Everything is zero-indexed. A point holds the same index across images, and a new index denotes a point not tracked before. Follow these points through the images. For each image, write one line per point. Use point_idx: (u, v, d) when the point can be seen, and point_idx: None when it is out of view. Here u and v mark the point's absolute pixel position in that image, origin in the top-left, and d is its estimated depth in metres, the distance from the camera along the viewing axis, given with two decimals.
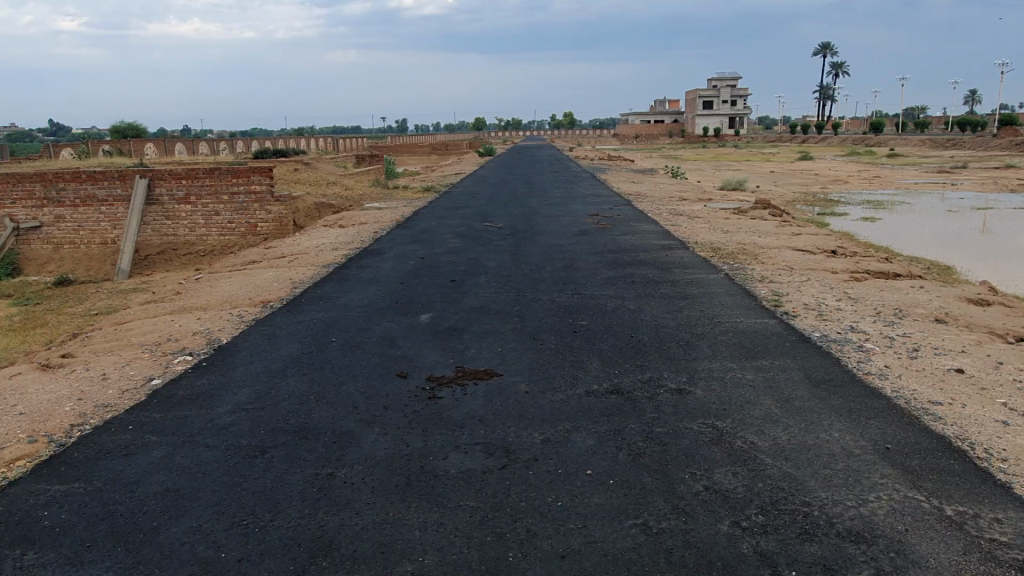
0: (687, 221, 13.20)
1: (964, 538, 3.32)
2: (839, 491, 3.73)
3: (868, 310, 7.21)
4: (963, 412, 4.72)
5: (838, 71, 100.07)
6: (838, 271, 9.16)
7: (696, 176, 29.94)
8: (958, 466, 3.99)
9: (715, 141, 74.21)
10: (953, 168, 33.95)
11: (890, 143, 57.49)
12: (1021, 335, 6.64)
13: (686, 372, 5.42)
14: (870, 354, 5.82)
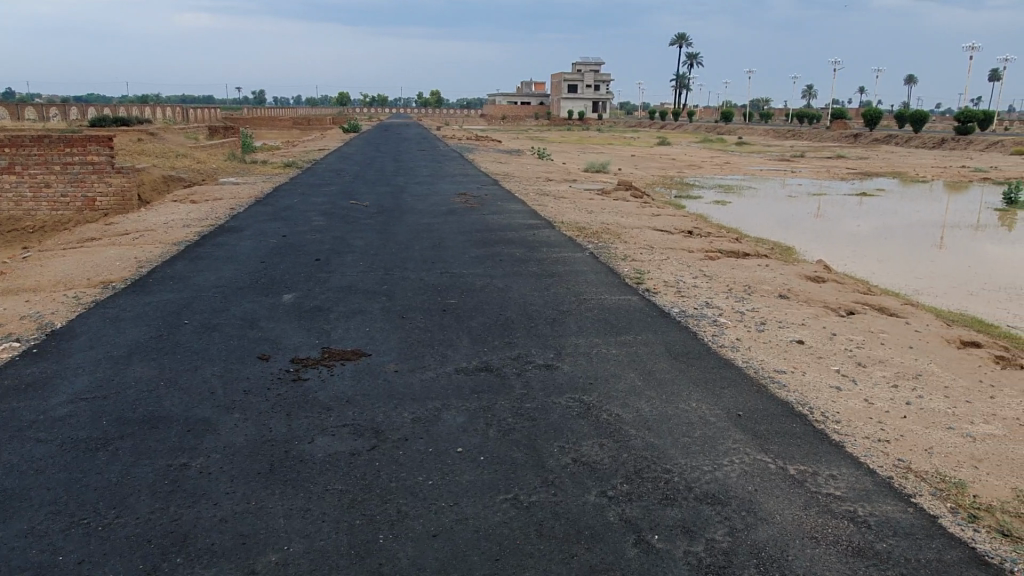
0: (554, 201, 13.47)
1: (804, 495, 3.61)
2: (696, 458, 3.94)
3: (720, 287, 7.67)
4: (803, 379, 5.13)
5: (692, 61, 105.40)
6: (694, 250, 9.67)
7: (561, 157, 30.65)
8: (800, 429, 4.33)
9: (579, 124, 76.24)
10: (791, 157, 36.81)
11: (737, 132, 61.40)
12: (852, 309, 7.30)
13: (554, 348, 5.53)
14: (723, 328, 6.19)
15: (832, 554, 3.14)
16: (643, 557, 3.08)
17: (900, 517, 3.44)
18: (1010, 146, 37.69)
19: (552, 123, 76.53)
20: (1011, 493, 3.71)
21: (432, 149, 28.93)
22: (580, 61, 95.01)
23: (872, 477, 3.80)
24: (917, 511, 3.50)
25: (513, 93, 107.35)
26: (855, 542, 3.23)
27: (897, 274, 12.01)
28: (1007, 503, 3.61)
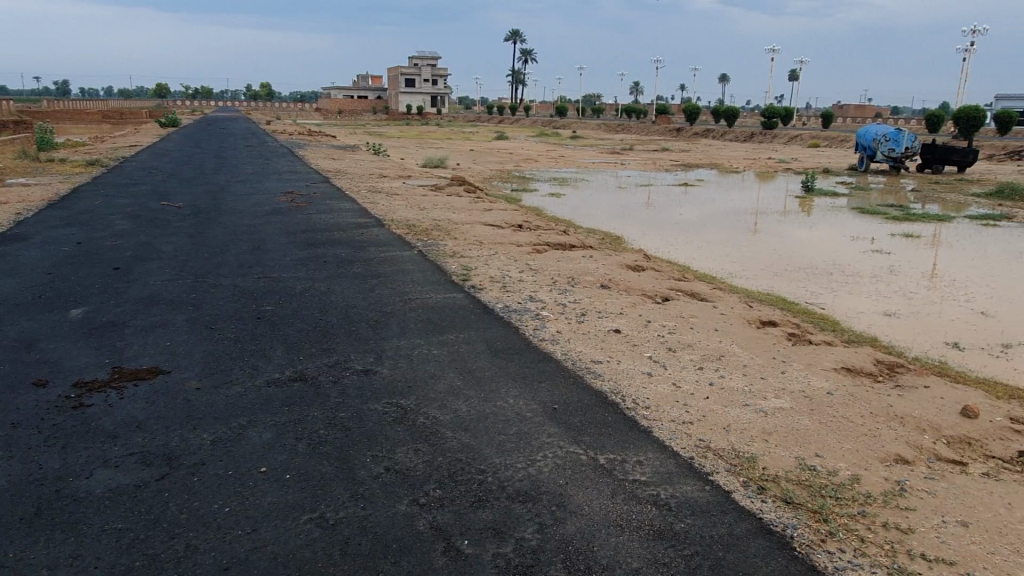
0: (385, 199, 13.19)
1: (612, 483, 3.70)
2: (510, 455, 3.94)
3: (545, 280, 7.81)
4: (617, 367, 5.31)
5: (527, 57, 107.85)
6: (522, 244, 9.81)
7: (399, 153, 30.23)
8: (611, 417, 4.47)
9: (418, 119, 75.75)
10: (621, 150, 38.65)
11: (572, 126, 63.66)
12: (666, 296, 7.70)
13: (374, 352, 5.36)
14: (544, 321, 6.29)
15: (635, 540, 3.23)
16: (451, 565, 3.01)
17: (697, 496, 3.61)
18: (808, 139, 41.86)
19: (391, 118, 75.53)
20: (794, 461, 4.03)
21: (260, 145, 27.48)
22: (417, 56, 94.44)
23: (675, 459, 3.98)
24: (714, 488, 3.70)
25: (350, 87, 104.69)
26: (656, 525, 3.35)
27: (712, 259, 12.88)
28: (790, 472, 3.91)
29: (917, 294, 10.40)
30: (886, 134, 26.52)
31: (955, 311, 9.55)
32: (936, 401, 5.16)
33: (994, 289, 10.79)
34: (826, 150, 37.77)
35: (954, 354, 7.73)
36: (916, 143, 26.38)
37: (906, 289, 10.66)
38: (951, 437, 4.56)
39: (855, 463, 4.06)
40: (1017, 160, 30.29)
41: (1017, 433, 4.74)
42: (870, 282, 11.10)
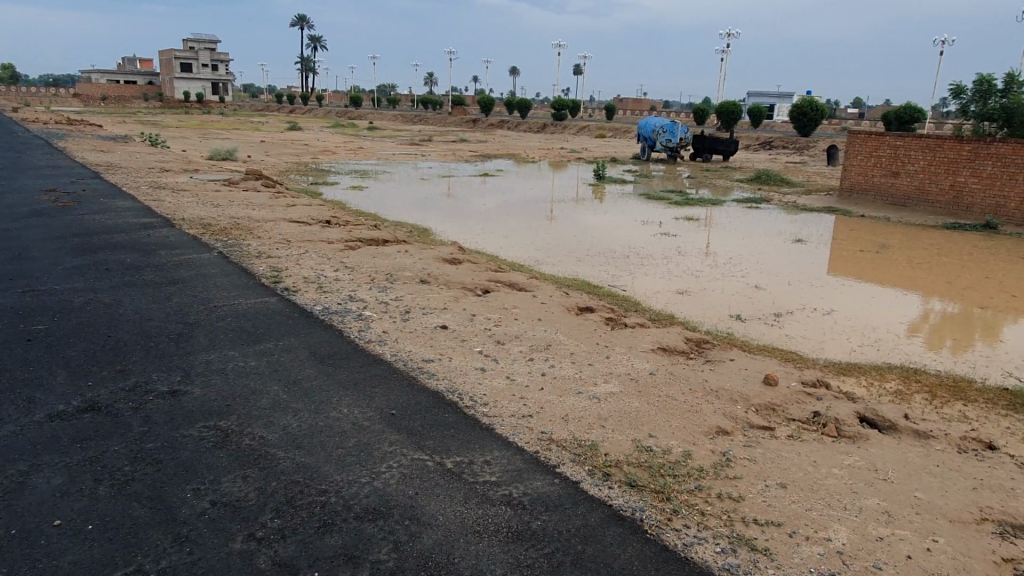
0: (171, 195, 11.98)
1: (463, 488, 3.58)
2: (352, 471, 3.67)
3: (362, 278, 7.49)
4: (450, 365, 5.20)
5: (315, 44, 103.85)
6: (333, 241, 9.37)
7: (179, 145, 27.74)
8: (451, 418, 4.34)
9: (197, 107, 70.08)
10: (420, 141, 38.51)
11: (367, 117, 62.40)
12: (486, 288, 7.71)
13: (181, 370, 4.77)
14: (368, 322, 6.01)
15: (494, 545, 3.14)
16: None
17: (549, 491, 3.61)
18: (594, 130, 44.44)
19: (165, 106, 69.17)
20: (631, 444, 4.18)
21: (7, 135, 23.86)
22: (193, 39, 87.31)
23: (521, 455, 3.96)
24: (563, 481, 3.72)
25: (115, 70, 94.36)
26: (513, 527, 3.29)
27: (519, 247, 13.18)
28: (630, 455, 4.04)
29: (703, 272, 11.37)
30: (663, 125, 28.83)
31: (736, 286, 10.56)
32: (741, 372, 5.63)
33: (763, 264, 12.10)
34: (611, 141, 40.37)
35: (741, 326, 8.53)
36: (688, 134, 28.95)
37: (693, 268, 11.61)
38: (759, 405, 5.00)
39: (685, 440, 4.30)
40: (768, 149, 34.38)
41: (809, 396, 5.30)
42: (662, 263, 11.95)
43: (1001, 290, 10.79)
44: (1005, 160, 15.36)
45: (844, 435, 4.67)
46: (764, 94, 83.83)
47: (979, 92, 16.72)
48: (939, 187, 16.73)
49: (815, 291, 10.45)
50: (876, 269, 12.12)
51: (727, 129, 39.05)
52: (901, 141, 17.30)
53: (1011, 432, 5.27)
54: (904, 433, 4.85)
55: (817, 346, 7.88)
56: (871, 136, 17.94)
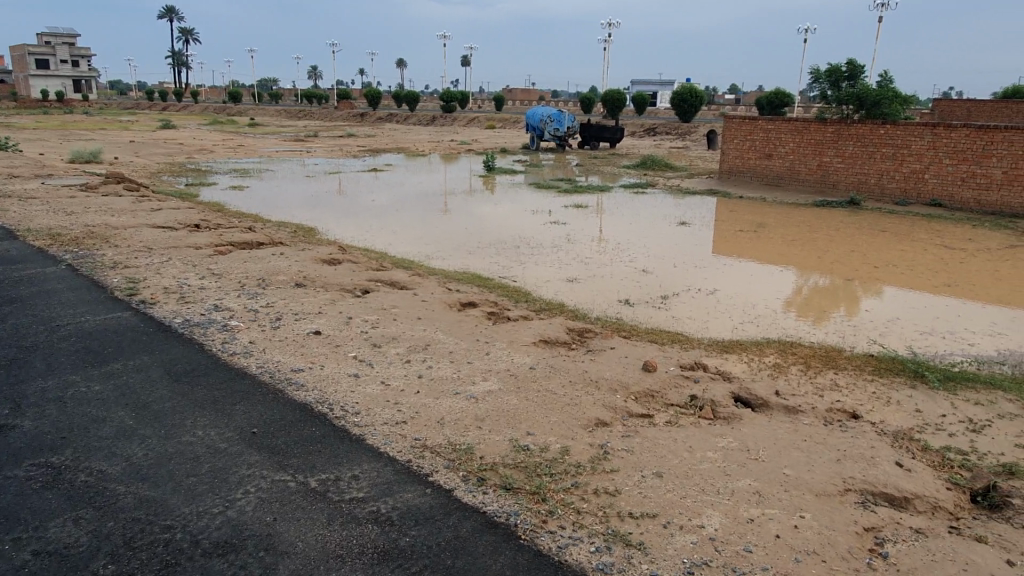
0: (18, 204, 10.95)
1: (327, 508, 3.35)
2: (203, 501, 3.36)
3: (231, 284, 7.05)
4: (321, 373, 4.92)
5: (188, 36, 98.54)
6: (201, 246, 8.80)
7: (35, 148, 25.58)
8: (318, 432, 4.08)
9: (58, 106, 65.03)
10: (305, 137, 37.21)
11: (249, 113, 59.77)
12: (366, 288, 7.42)
13: (11, 401, 4.28)
14: (234, 332, 5.63)
15: (358, 569, 2.94)
16: None
17: (419, 503, 3.43)
18: (484, 121, 44.41)
19: (21, 106, 63.77)
20: (507, 444, 4.06)
21: None
22: (50, 33, 80.95)
23: (392, 466, 3.77)
24: (435, 490, 3.55)
25: None
26: (379, 546, 3.09)
27: (408, 242, 12.87)
28: (507, 457, 3.92)
29: (591, 259, 11.44)
30: (550, 115, 29.08)
31: (623, 271, 10.68)
32: (621, 360, 5.63)
33: (649, 248, 12.32)
34: (501, 131, 40.39)
35: (628, 310, 8.62)
36: (575, 123, 29.29)
37: (581, 256, 11.67)
38: (638, 393, 5.01)
39: (562, 435, 4.23)
40: (653, 135, 35.30)
41: (686, 379, 5.37)
42: (552, 252, 11.96)
43: (866, 262, 11.43)
44: (864, 140, 16.39)
45: (719, 417, 4.74)
46: (648, 82, 86.38)
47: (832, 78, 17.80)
48: (808, 167, 17.65)
49: (697, 272, 10.71)
50: (754, 247, 12.59)
51: (614, 117, 39.83)
52: (772, 124, 18.12)
53: (877, 397, 5.51)
54: (776, 410, 4.98)
55: (701, 326, 8.05)
56: (745, 120, 18.68)
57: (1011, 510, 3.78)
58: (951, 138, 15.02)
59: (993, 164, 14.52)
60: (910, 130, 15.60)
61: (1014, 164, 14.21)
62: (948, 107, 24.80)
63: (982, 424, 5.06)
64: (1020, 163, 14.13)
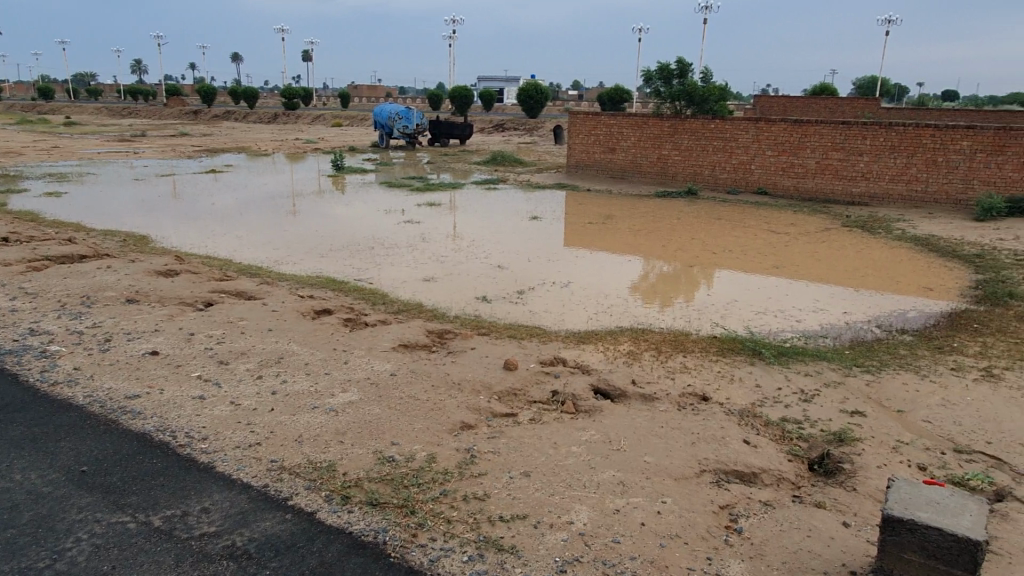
0: None
1: (175, 548, 3.07)
2: (25, 556, 2.97)
3: (50, 304, 6.33)
4: (160, 398, 4.51)
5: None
6: (11, 263, 7.85)
7: None
8: (160, 464, 3.73)
9: None
10: (129, 137, 34.34)
11: (63, 112, 54.38)
12: (208, 300, 6.93)
13: None
14: (55, 359, 5.04)
15: None
16: None
17: (279, 531, 3.23)
18: (330, 118, 43.15)
19: None
20: (371, 457, 3.92)
21: None
22: None
23: (246, 494, 3.51)
24: (296, 515, 3.35)
25: None
26: None
27: (253, 247, 12.19)
28: (371, 471, 3.77)
29: (447, 257, 11.38)
30: (398, 112, 28.68)
31: (479, 267, 10.69)
32: (483, 360, 5.61)
33: (504, 244, 12.43)
34: (348, 129, 39.36)
35: (486, 307, 8.64)
36: (423, 120, 29.08)
37: (437, 254, 11.58)
38: (501, 392, 5.02)
39: (428, 442, 4.14)
40: (501, 131, 35.78)
41: (547, 375, 5.44)
42: (407, 252, 11.76)
43: (704, 248, 12.17)
44: (698, 134, 17.46)
45: (581, 411, 4.85)
46: (494, 79, 87.59)
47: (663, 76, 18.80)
48: (648, 160, 18.53)
49: (552, 266, 10.94)
50: (604, 239, 13.04)
51: (462, 114, 39.98)
52: (613, 120, 18.83)
53: (720, 376, 5.85)
54: (633, 399, 5.16)
55: (557, 319, 8.21)
56: (588, 116, 19.24)
57: (843, 475, 4.13)
58: (772, 132, 16.37)
59: (807, 155, 16.03)
60: (737, 125, 16.78)
61: (825, 155, 15.77)
62: (766, 103, 26.99)
63: (812, 394, 5.52)
64: (829, 154, 15.71)
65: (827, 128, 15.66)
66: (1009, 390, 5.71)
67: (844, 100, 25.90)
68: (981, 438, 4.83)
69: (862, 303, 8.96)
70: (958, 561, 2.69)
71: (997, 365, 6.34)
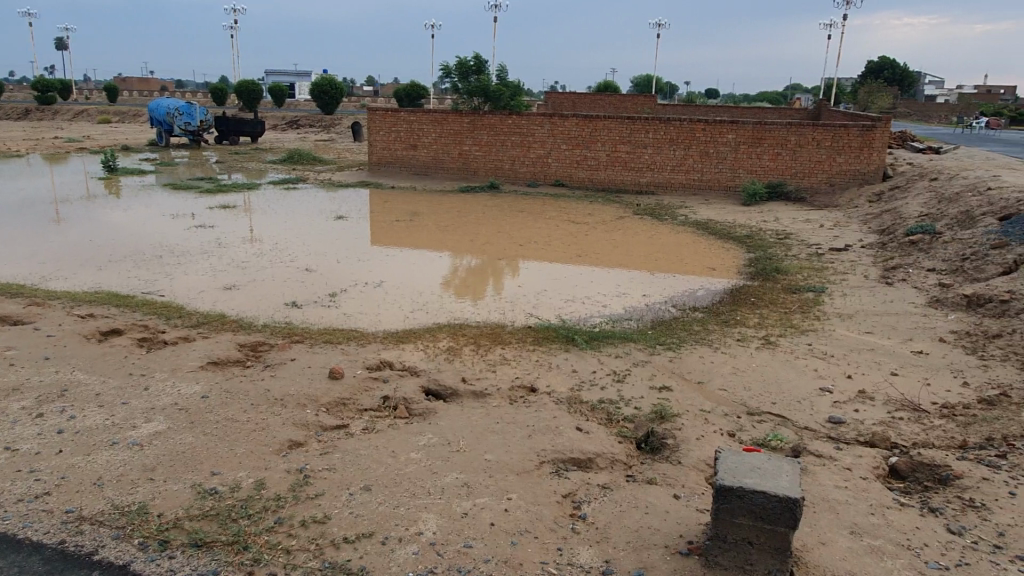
0: None
1: None
2: None
3: None
4: None
5: None
6: None
7: None
8: None
9: None
10: None
11: None
12: None
13: None
14: None
15: None
16: None
17: None
18: (96, 114, 38.75)
19: None
20: (190, 493, 3.55)
21: None
22: None
23: (40, 556, 3.10)
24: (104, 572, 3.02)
25: None
26: None
27: (11, 262, 10.58)
28: (191, 508, 3.41)
29: (248, 262, 10.64)
30: (178, 107, 26.36)
31: (285, 272, 10.11)
32: (304, 371, 5.30)
33: (309, 246, 11.86)
34: (118, 126, 35.58)
35: (297, 312, 8.18)
36: (207, 116, 27.04)
37: (236, 260, 10.79)
38: (328, 404, 4.77)
39: (253, 468, 3.82)
40: (295, 128, 34.26)
41: (376, 380, 5.25)
42: (201, 259, 10.83)
43: (511, 240, 12.46)
44: (497, 130, 17.85)
45: (415, 414, 4.74)
46: (282, 72, 83.79)
47: (462, 71, 18.79)
48: (450, 156, 18.58)
49: (362, 266, 10.61)
50: (412, 236, 12.90)
51: (250, 109, 37.76)
52: (412, 116, 18.57)
53: (541, 363, 5.99)
54: (465, 397, 5.13)
55: (374, 319, 7.98)
56: (387, 112, 18.86)
57: (668, 450, 4.41)
58: (565, 127, 17.13)
59: (598, 148, 17.01)
60: (533, 120, 17.37)
61: (614, 148, 16.83)
62: (557, 98, 28.24)
63: (624, 373, 5.84)
64: (618, 147, 16.78)
65: (614, 122, 16.69)
66: (786, 354, 6.42)
67: (625, 98, 27.84)
68: (771, 400, 5.38)
69: (658, 285, 9.65)
70: (781, 519, 2.93)
71: (773, 333, 7.12)
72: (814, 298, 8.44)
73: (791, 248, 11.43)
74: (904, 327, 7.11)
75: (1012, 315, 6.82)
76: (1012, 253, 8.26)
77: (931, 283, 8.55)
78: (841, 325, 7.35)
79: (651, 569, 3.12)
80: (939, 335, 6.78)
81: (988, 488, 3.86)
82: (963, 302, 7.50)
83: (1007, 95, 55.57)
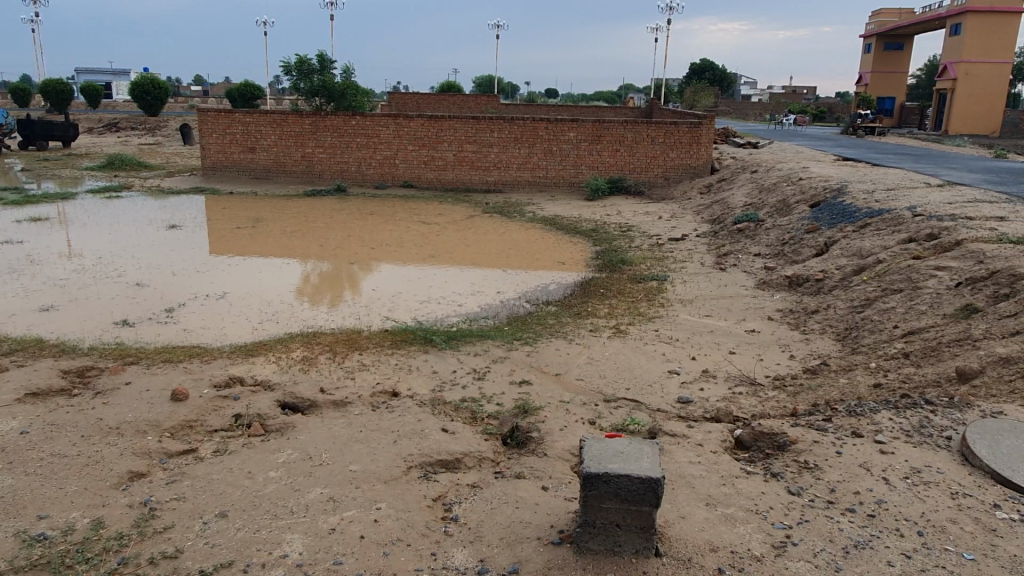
0: None
1: None
2: None
3: None
4: None
5: None
6: None
7: None
8: None
9: None
10: None
11: None
12: None
13: None
14: None
15: None
16: None
17: None
18: None
19: None
20: (12, 541, 3.16)
21: None
22: None
23: None
24: None
25: None
26: None
27: None
28: (15, 559, 3.03)
29: (67, 280, 9.62)
30: None
31: (112, 288, 9.25)
32: (142, 395, 4.87)
33: (139, 259, 10.92)
34: None
35: (129, 331, 7.52)
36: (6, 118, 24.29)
37: (53, 278, 9.74)
38: (173, 428, 4.42)
39: (89, 506, 3.46)
40: (115, 131, 31.52)
41: (225, 399, 4.92)
42: (10, 279, 9.65)
43: (361, 244, 12.17)
44: (340, 131, 17.31)
45: (271, 430, 4.49)
46: (95, 71, 77.00)
47: (302, 70, 18.05)
48: (292, 158, 17.76)
49: (202, 277, 9.93)
50: (254, 243, 12.21)
51: (59, 110, 34.34)
52: (247, 118, 17.61)
53: (401, 366, 5.88)
54: (324, 407, 4.95)
55: (219, 334, 7.48)
56: (220, 113, 17.67)
57: (533, 443, 4.48)
58: (411, 127, 16.97)
59: (445, 148, 17.01)
60: (377, 121, 17.06)
61: (460, 148, 16.91)
62: (402, 99, 27.89)
63: (485, 370, 5.86)
64: (464, 147, 16.88)
65: (460, 122, 16.75)
66: (636, 341, 6.73)
67: (468, 98, 28.03)
68: (625, 386, 5.62)
69: (512, 281, 9.82)
70: (645, 499, 3.04)
71: (623, 322, 7.44)
72: (657, 286, 8.91)
73: (634, 240, 11.99)
74: (737, 308, 7.68)
75: (826, 291, 7.55)
76: (823, 236, 9.15)
77: (758, 266, 9.30)
78: (683, 310, 7.82)
79: (525, 562, 3.13)
80: (768, 313, 7.39)
81: (819, 449, 4.23)
82: (785, 283, 8.20)
83: (809, 95, 61.54)
